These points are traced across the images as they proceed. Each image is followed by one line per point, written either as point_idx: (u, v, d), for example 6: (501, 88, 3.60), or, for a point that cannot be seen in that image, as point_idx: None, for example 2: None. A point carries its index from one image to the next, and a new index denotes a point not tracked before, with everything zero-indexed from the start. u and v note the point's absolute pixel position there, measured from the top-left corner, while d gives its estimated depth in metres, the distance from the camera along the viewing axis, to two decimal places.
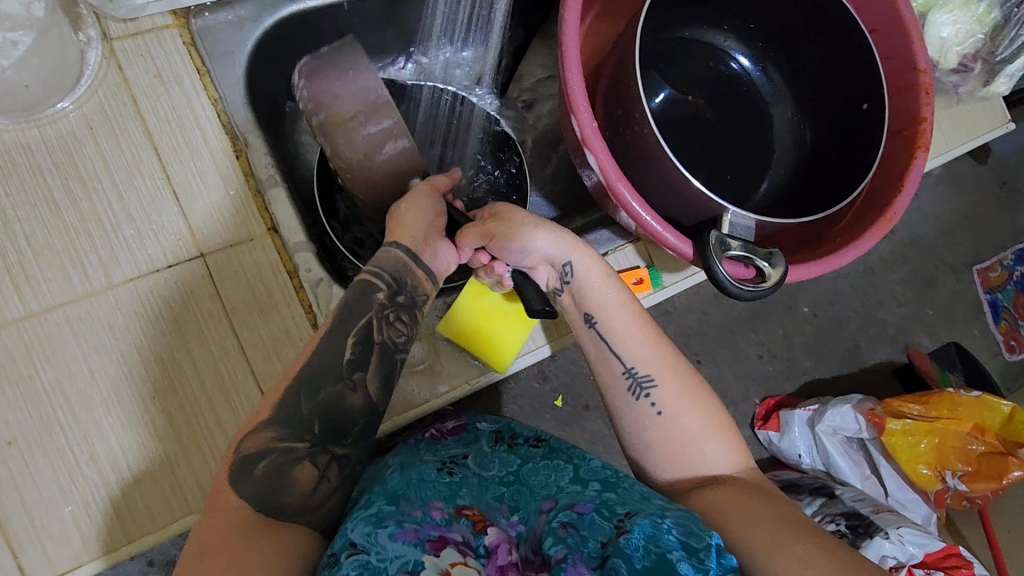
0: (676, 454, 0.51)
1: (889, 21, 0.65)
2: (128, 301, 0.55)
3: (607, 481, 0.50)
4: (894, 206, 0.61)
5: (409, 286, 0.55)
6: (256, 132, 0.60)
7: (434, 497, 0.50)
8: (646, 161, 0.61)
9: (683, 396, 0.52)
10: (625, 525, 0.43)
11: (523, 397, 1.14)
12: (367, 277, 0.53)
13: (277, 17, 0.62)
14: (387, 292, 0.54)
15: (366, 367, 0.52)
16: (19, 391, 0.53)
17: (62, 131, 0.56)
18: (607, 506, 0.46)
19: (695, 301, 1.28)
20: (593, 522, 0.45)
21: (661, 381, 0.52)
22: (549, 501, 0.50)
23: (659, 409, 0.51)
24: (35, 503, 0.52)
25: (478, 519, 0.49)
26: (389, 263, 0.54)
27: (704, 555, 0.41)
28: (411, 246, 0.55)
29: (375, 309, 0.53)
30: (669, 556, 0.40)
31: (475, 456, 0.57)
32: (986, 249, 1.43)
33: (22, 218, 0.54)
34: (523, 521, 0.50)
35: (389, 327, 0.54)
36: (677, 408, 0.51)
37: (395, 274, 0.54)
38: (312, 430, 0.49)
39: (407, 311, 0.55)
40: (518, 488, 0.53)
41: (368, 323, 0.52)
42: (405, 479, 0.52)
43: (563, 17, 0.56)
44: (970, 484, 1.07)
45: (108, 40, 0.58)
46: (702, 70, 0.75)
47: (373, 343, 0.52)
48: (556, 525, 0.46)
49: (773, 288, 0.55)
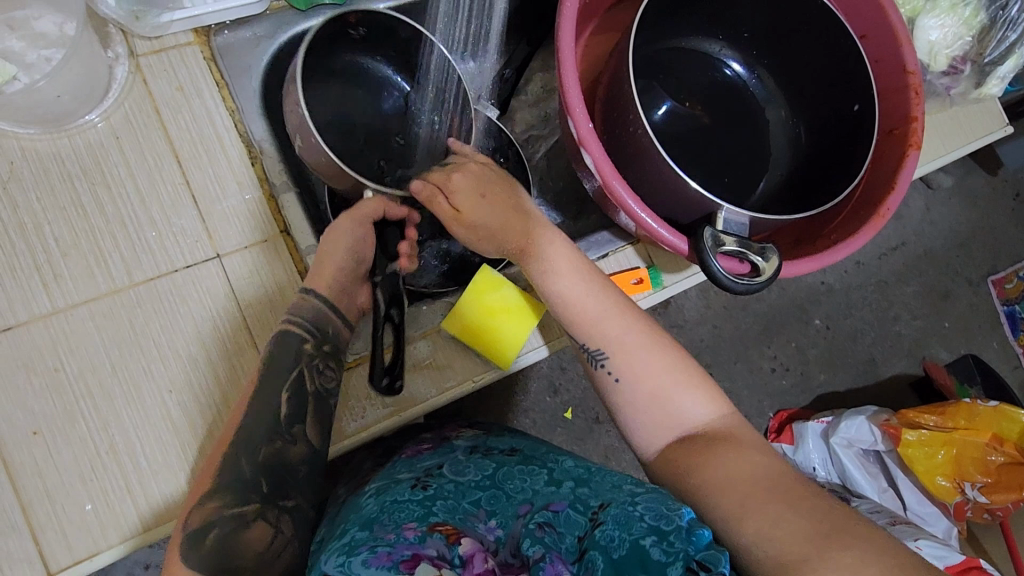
0: (648, 418, 0.52)
1: (878, 27, 0.67)
2: (148, 299, 0.58)
3: (579, 477, 0.54)
4: (888, 203, 0.62)
5: (332, 333, 0.58)
6: (271, 140, 0.64)
7: (406, 518, 0.50)
8: (642, 161, 0.63)
9: (639, 353, 0.53)
10: (599, 517, 0.47)
11: (534, 409, 1.15)
12: (288, 326, 0.56)
13: (291, 33, 0.66)
14: (313, 341, 0.56)
15: (304, 419, 0.54)
16: (44, 382, 0.55)
17: (91, 141, 0.60)
18: (580, 502, 0.50)
19: (705, 314, 1.29)
20: (568, 517, 0.48)
21: (612, 352, 0.53)
22: (526, 505, 0.52)
23: (615, 376, 0.53)
24: (56, 490, 0.54)
25: (452, 531, 0.47)
26: (308, 312, 0.57)
27: (674, 538, 0.42)
28: (327, 296, 0.57)
29: (304, 360, 0.55)
30: (641, 543, 0.43)
31: (450, 465, 0.61)
32: (1001, 261, 1.43)
33: (51, 222, 0.58)
34: (500, 525, 0.50)
35: (322, 373, 0.56)
36: (634, 371, 0.53)
37: (318, 323, 0.57)
38: (258, 488, 0.50)
39: (335, 357, 0.58)
40: (494, 493, 0.55)
41: (298, 374, 0.55)
42: (379, 505, 0.55)
43: (560, 25, 0.59)
44: (990, 495, 1.06)
45: (134, 57, 0.62)
46: (699, 78, 0.77)
47: (306, 391, 0.55)
48: (534, 526, 0.48)
49: (767, 281, 0.56)
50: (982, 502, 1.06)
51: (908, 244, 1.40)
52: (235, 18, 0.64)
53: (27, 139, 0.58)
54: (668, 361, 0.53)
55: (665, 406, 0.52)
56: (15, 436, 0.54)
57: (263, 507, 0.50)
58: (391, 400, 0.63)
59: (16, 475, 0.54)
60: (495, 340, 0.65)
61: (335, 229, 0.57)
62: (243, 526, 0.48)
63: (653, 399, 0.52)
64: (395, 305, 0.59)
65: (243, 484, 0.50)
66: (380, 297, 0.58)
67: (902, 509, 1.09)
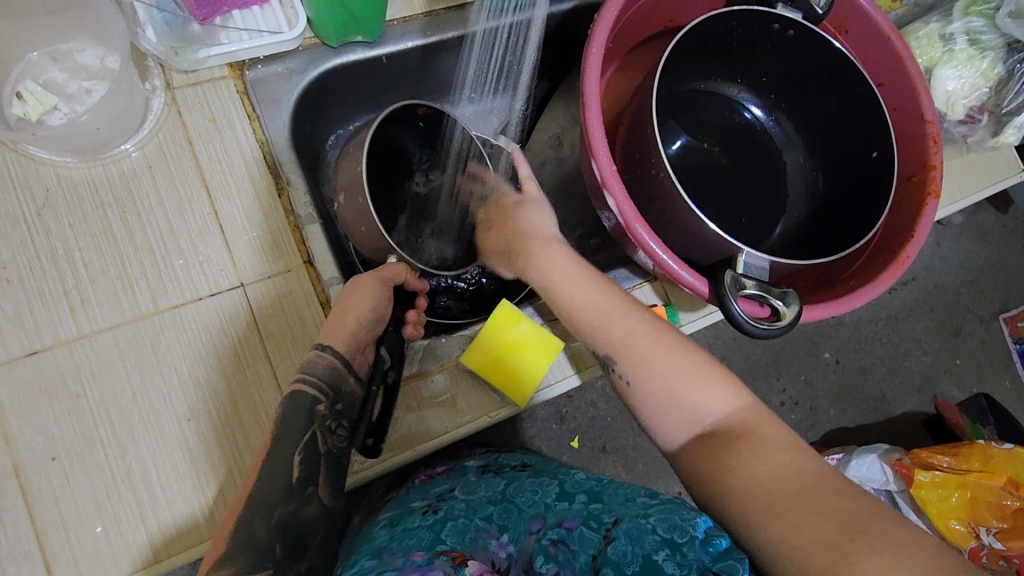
0: (664, 422, 0.50)
1: (897, 76, 0.68)
2: (171, 326, 0.59)
3: (591, 492, 0.55)
4: (908, 250, 0.62)
5: (343, 390, 0.57)
6: (297, 171, 0.65)
7: (416, 544, 0.52)
8: (664, 204, 0.64)
9: (648, 355, 0.51)
10: (611, 533, 0.47)
11: (541, 437, 1.15)
12: (297, 386, 0.55)
13: (322, 69, 0.69)
14: (324, 401, 0.55)
15: (317, 479, 0.54)
16: (66, 408, 0.56)
17: (124, 169, 0.61)
18: (594, 519, 0.50)
19: (715, 345, 1.29)
20: (582, 535, 0.49)
21: (620, 354, 0.52)
22: (538, 520, 0.53)
23: (627, 379, 0.52)
24: (71, 516, 0.54)
25: (459, 554, 0.49)
26: (321, 371, 0.55)
27: (688, 549, 0.43)
28: (341, 352, 0.56)
29: (317, 420, 0.54)
30: (654, 556, 0.43)
31: (462, 487, 0.64)
32: (1014, 299, 1.42)
33: (81, 247, 0.59)
34: (512, 541, 0.52)
35: (333, 434, 0.55)
36: (646, 372, 0.51)
37: (330, 382, 0.55)
38: (273, 554, 0.49)
39: (347, 415, 0.57)
40: (505, 507, 0.58)
41: (312, 436, 0.54)
42: (391, 534, 0.56)
43: (585, 70, 0.60)
44: (1008, 543, 1.02)
45: (170, 89, 0.63)
46: (718, 120, 0.78)
47: (320, 453, 0.54)
48: (547, 542, 0.49)
49: (787, 326, 0.56)
50: (998, 548, 1.03)
51: (919, 279, 1.39)
52: (268, 54, 0.66)
53: (63, 167, 0.60)
54: (680, 359, 0.51)
55: (678, 404, 0.49)
56: (34, 460, 0.54)
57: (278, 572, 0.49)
58: (406, 435, 0.63)
59: (32, 502, 0.54)
60: (511, 375, 0.65)
61: (363, 282, 0.58)
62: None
63: (667, 395, 0.50)
64: (392, 370, 0.60)
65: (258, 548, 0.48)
66: (384, 355, 0.59)
67: None
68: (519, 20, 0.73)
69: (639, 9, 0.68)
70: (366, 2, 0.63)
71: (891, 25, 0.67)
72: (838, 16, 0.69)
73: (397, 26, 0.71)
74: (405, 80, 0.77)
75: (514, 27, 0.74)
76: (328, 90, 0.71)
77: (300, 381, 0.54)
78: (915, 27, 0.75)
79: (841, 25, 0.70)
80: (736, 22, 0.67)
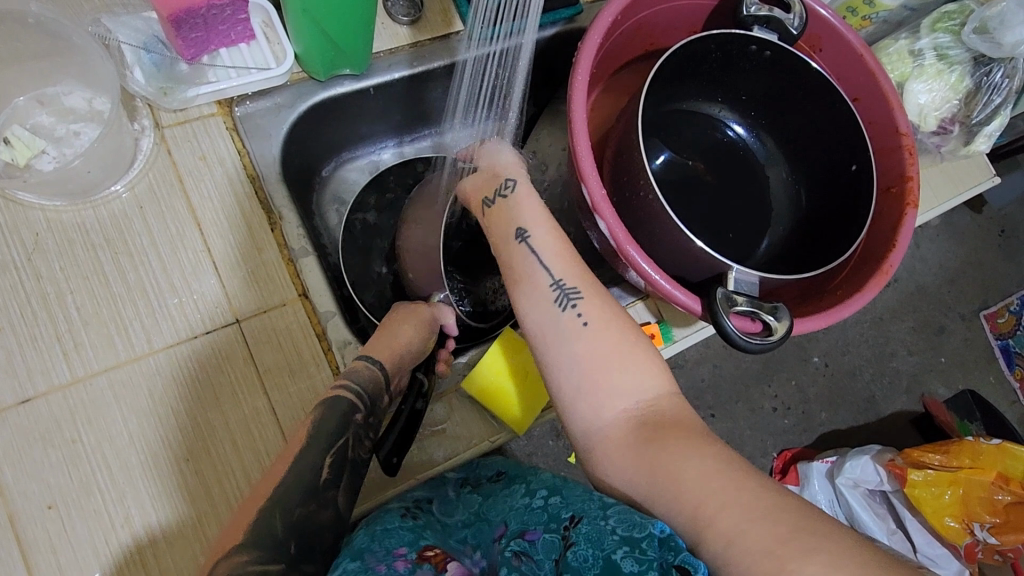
0: (585, 388, 0.49)
1: (870, 91, 0.71)
2: (167, 366, 0.59)
3: (553, 487, 0.55)
4: (890, 260, 0.64)
5: (378, 404, 0.58)
6: (290, 206, 0.65)
7: (397, 543, 0.52)
8: (653, 224, 0.65)
9: (611, 315, 0.52)
10: (570, 536, 0.46)
11: (539, 453, 1.15)
12: (338, 390, 0.55)
13: (311, 102, 0.69)
14: (362, 411, 0.56)
15: (339, 483, 0.53)
16: (62, 454, 0.55)
17: (115, 211, 0.61)
18: (554, 521, 0.50)
19: (706, 354, 1.31)
20: (545, 543, 0.48)
21: (586, 295, 0.52)
22: (502, 527, 0.55)
23: (585, 321, 0.51)
24: (70, 564, 0.53)
25: (439, 559, 0.51)
26: (364, 379, 0.57)
27: (646, 545, 0.42)
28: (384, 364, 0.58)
29: (353, 428, 0.55)
30: (613, 557, 0.42)
31: (440, 503, 0.63)
32: (992, 296, 1.45)
33: (73, 290, 0.58)
34: (484, 556, 0.54)
35: (360, 443, 0.56)
36: (604, 321, 0.51)
37: (370, 392, 0.57)
38: (287, 551, 0.47)
39: (375, 427, 0.58)
40: (479, 527, 0.58)
41: (344, 442, 0.54)
42: (369, 534, 0.53)
43: (572, 96, 0.61)
44: (999, 537, 1.01)
45: (159, 128, 0.64)
46: (701, 139, 0.80)
47: (347, 460, 0.54)
48: (511, 555, 0.50)
49: (779, 340, 0.57)
50: (991, 543, 1.02)
51: (901, 281, 1.42)
52: (257, 90, 0.66)
53: (52, 211, 0.60)
54: (634, 351, 0.50)
55: (611, 373, 0.49)
56: (30, 510, 0.53)
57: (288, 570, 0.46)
58: (406, 466, 0.63)
59: (28, 552, 0.53)
60: (507, 406, 0.65)
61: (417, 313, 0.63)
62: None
63: (600, 368, 0.50)
64: (422, 400, 0.63)
65: (273, 542, 0.47)
66: (421, 378, 0.64)
67: (913, 551, 1.08)
68: (511, 45, 0.70)
69: (619, 36, 0.70)
70: (351, 36, 0.63)
71: (863, 43, 0.69)
72: (812, 35, 0.71)
73: (383, 58, 0.72)
74: (392, 108, 0.77)
75: (501, 54, 0.70)
76: (315, 122, 0.72)
77: (344, 384, 0.56)
78: (885, 43, 0.78)
79: (816, 43, 0.72)
80: (715, 45, 0.68)
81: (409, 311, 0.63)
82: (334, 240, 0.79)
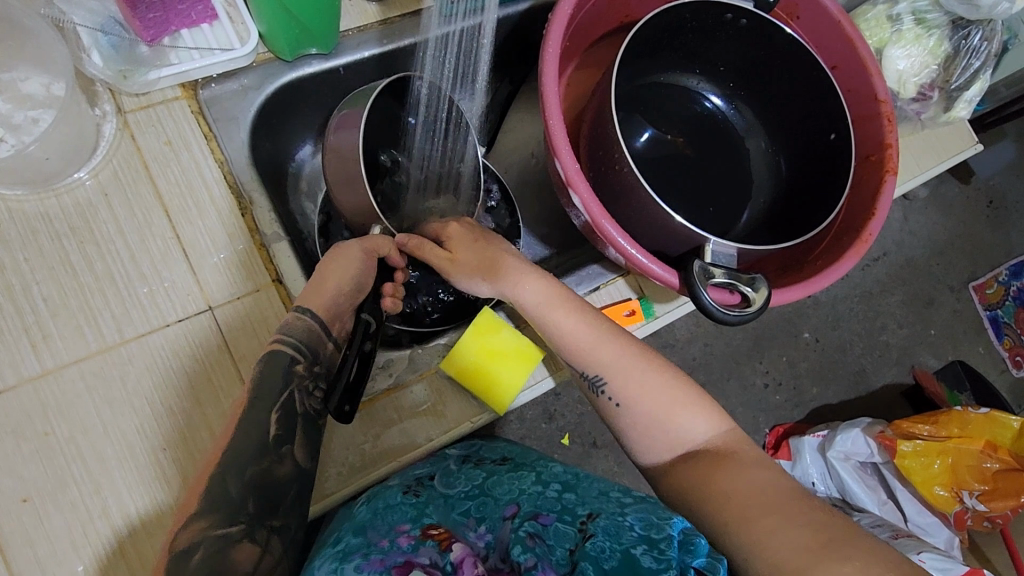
0: (659, 446, 0.54)
1: (848, 58, 0.69)
2: (140, 356, 0.58)
3: (567, 483, 0.58)
4: (870, 228, 0.63)
5: (321, 353, 0.57)
6: (259, 189, 0.64)
7: (400, 520, 0.54)
8: (630, 197, 0.64)
9: (636, 382, 0.55)
10: (589, 529, 0.49)
11: (531, 436, 1.15)
12: (275, 345, 0.54)
13: (278, 84, 0.68)
14: (303, 362, 0.56)
15: (293, 439, 0.53)
16: (33, 447, 0.54)
17: (79, 198, 0.60)
18: (568, 513, 0.52)
19: (696, 333, 1.31)
20: (558, 530, 0.51)
21: (608, 378, 0.56)
22: (512, 506, 0.55)
23: (615, 401, 0.56)
24: (48, 557, 0.53)
25: (443, 538, 0.51)
26: (299, 332, 0.55)
27: (664, 545, 0.45)
28: (322, 318, 0.56)
29: (294, 380, 0.54)
30: (632, 552, 0.45)
31: (442, 475, 0.64)
32: (981, 267, 1.45)
33: (39, 281, 0.57)
34: (489, 531, 0.54)
35: (309, 395, 0.56)
36: (631, 396, 0.55)
37: (309, 343, 0.56)
38: (248, 507, 0.49)
39: (325, 377, 0.57)
40: (483, 501, 0.58)
41: (289, 395, 0.54)
42: (372, 510, 0.57)
43: (543, 71, 0.59)
44: (989, 503, 1.04)
45: (122, 113, 0.62)
46: (680, 111, 0.79)
47: (296, 415, 0.54)
48: (524, 535, 0.51)
49: (758, 311, 0.57)
50: (981, 510, 1.04)
51: (890, 254, 1.42)
52: (221, 72, 0.65)
53: (14, 201, 0.58)
54: (675, 389, 0.55)
55: (663, 422, 0.54)
56: (3, 504, 0.53)
57: (251, 524, 0.49)
58: (389, 449, 0.62)
59: (5, 546, 0.52)
60: (493, 384, 0.65)
61: (347, 251, 0.57)
62: (230, 545, 0.47)
63: (654, 423, 0.54)
64: (370, 339, 0.56)
65: (234, 501, 0.48)
66: (366, 318, 0.57)
67: (902, 521, 1.08)
68: (471, 24, 0.72)
69: (592, 7, 0.68)
70: (314, 14, 0.61)
71: (840, 8, 0.67)
72: (790, 3, 0.70)
73: (351, 36, 0.70)
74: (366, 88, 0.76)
75: (466, 31, 0.72)
76: (286, 104, 0.71)
77: (278, 340, 0.55)
78: (864, 9, 0.77)
79: (793, 11, 0.71)
80: (690, 14, 0.67)
81: (337, 251, 0.57)
82: (310, 226, 0.77)
